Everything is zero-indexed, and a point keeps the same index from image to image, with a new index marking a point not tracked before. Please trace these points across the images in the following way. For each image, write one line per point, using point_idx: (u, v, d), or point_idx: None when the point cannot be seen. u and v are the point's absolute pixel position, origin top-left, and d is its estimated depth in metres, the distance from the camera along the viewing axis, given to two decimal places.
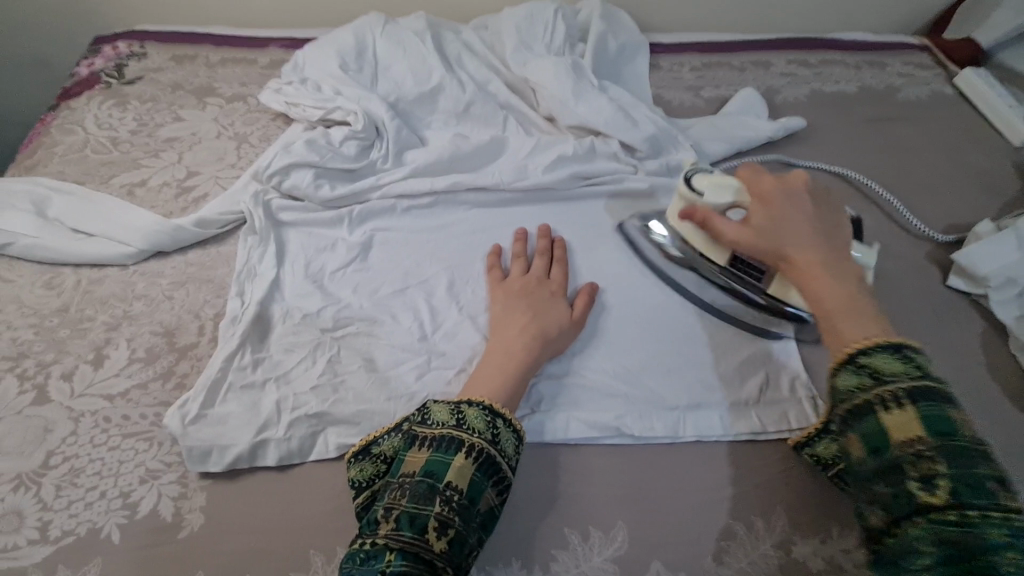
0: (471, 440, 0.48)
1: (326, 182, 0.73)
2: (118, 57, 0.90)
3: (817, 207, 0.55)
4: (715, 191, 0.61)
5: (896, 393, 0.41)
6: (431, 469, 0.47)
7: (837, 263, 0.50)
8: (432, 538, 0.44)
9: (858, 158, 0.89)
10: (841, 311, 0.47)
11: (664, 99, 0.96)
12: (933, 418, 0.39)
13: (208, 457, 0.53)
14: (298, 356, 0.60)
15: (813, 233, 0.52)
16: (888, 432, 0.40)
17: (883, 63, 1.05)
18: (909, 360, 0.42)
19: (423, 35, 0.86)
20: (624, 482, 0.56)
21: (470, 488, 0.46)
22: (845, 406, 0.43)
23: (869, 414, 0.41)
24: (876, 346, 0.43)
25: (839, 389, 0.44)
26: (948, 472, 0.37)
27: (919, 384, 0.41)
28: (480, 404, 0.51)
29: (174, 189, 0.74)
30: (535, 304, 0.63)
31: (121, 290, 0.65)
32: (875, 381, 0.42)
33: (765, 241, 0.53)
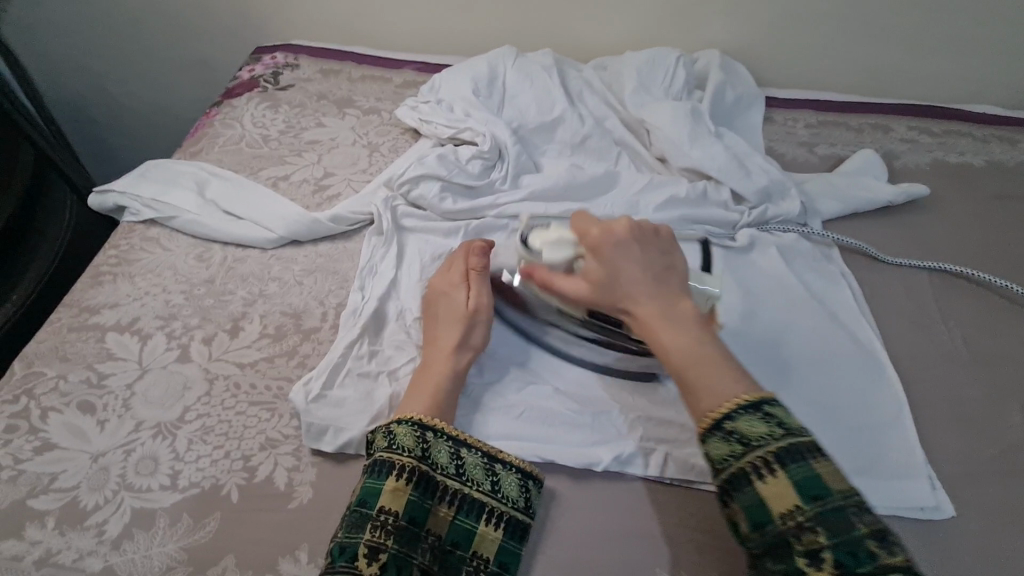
0: (401, 461, 0.51)
1: (449, 196, 0.77)
2: (275, 66, 1.01)
3: (645, 255, 0.56)
4: (553, 249, 0.61)
5: (768, 461, 0.44)
6: (363, 499, 0.50)
7: (674, 310, 0.54)
8: (363, 564, 0.47)
9: (982, 234, 0.85)
10: (689, 366, 0.50)
11: (777, 152, 0.96)
12: (804, 482, 0.43)
13: (323, 435, 0.56)
14: (407, 354, 0.63)
15: (647, 281, 0.55)
16: (769, 504, 0.43)
17: (1015, 139, 1.00)
18: (772, 420, 0.46)
19: (550, 69, 0.91)
20: (719, 531, 0.55)
21: (403, 509, 0.50)
22: (721, 479, 0.46)
23: (747, 486, 0.44)
24: (738, 410, 0.46)
25: (714, 459, 0.46)
26: (829, 544, 0.41)
27: (785, 445, 0.44)
28: (407, 423, 0.53)
29: (312, 187, 0.81)
30: (442, 311, 0.64)
31: (259, 270, 0.71)
32: (744, 448, 0.45)
33: (606, 299, 0.56)
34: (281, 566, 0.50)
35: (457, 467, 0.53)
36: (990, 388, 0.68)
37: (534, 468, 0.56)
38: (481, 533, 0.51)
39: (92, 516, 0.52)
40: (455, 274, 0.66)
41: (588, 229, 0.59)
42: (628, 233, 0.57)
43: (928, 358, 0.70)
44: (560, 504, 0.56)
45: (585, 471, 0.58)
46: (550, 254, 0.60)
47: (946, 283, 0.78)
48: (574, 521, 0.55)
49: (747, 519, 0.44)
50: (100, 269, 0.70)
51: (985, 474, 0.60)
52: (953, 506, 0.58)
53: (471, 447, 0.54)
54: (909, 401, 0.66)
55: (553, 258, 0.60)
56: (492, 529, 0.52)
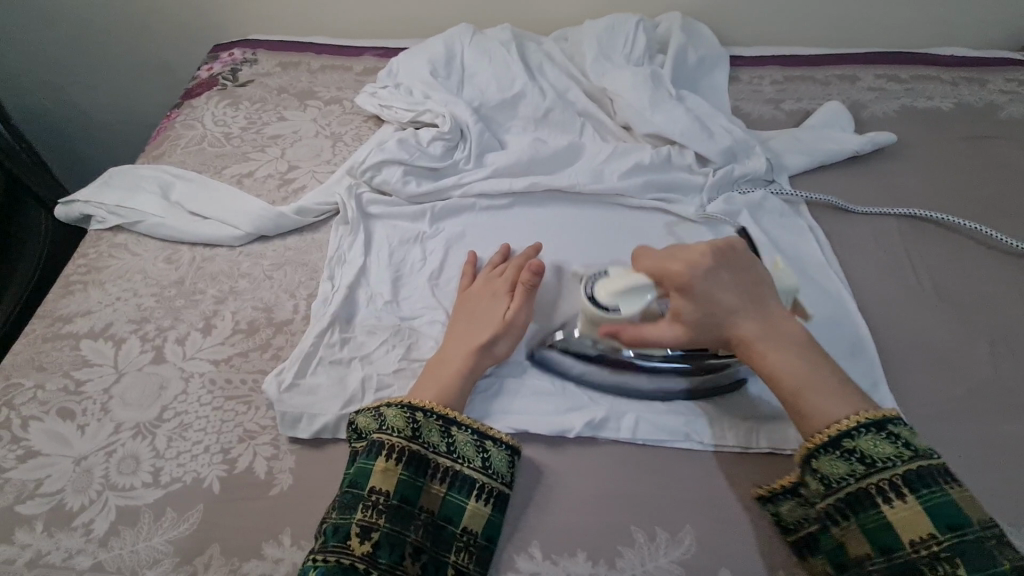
0: (391, 442, 0.52)
1: (413, 179, 0.77)
2: (233, 62, 1.00)
3: (734, 279, 0.57)
4: (626, 301, 0.56)
5: (896, 485, 0.47)
6: (355, 480, 0.51)
7: (777, 331, 0.55)
8: (355, 544, 0.49)
9: (952, 176, 0.85)
10: (805, 389, 0.52)
11: (743, 112, 0.95)
12: (937, 509, 0.46)
13: (298, 422, 0.57)
14: (379, 339, 0.64)
15: (744, 306, 0.56)
16: (898, 529, 0.46)
17: (982, 80, 0.99)
18: (897, 442, 0.48)
19: (508, 45, 0.90)
20: (691, 486, 0.56)
21: (394, 489, 0.51)
22: (841, 500, 0.49)
23: (872, 509, 0.48)
24: (857, 428, 0.49)
25: (829, 478, 0.49)
26: (967, 571, 0.43)
27: (914, 469, 0.47)
28: (397, 405, 0.54)
29: (277, 181, 0.81)
30: (479, 313, 0.63)
31: (229, 268, 0.72)
32: (865, 468, 0.48)
33: (709, 332, 0.56)
34: (265, 550, 0.51)
35: (448, 444, 0.54)
36: (958, 329, 0.68)
37: (513, 439, 0.57)
38: (472, 508, 0.52)
39: (79, 517, 0.53)
40: (503, 283, 0.66)
41: (666, 266, 0.57)
42: (716, 259, 0.58)
43: (899, 305, 0.71)
44: (537, 471, 0.57)
45: (559, 439, 0.59)
46: (626, 306, 0.56)
47: (916, 229, 0.79)
48: (553, 487, 0.56)
49: (871, 543, 0.47)
50: (70, 279, 0.70)
51: (953, 411, 0.62)
52: (921, 444, 0.59)
53: (462, 425, 0.55)
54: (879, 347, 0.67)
55: (631, 308, 0.56)
56: (482, 505, 0.52)
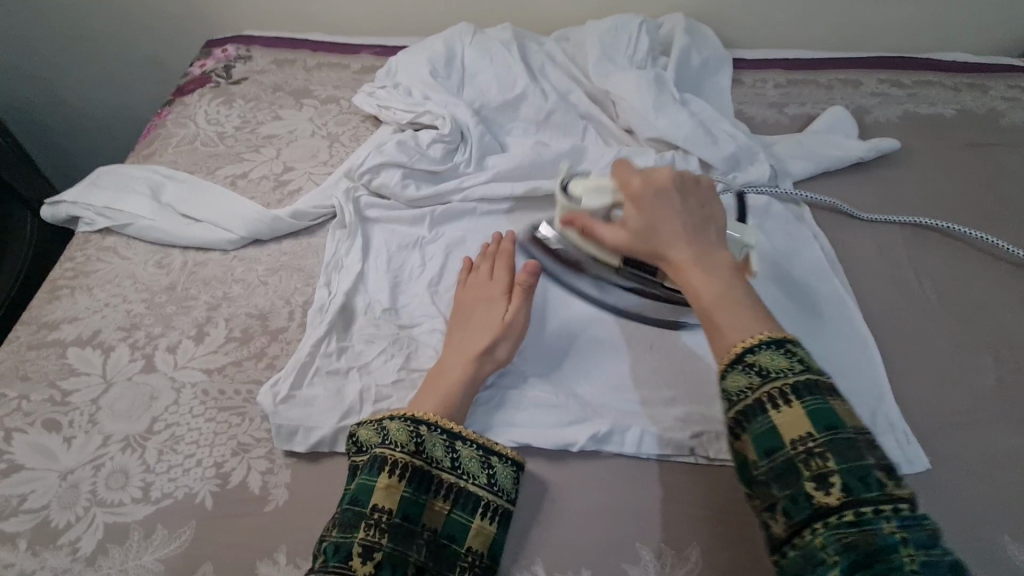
0: (395, 456, 0.51)
1: (412, 183, 0.75)
2: (227, 59, 0.98)
3: (687, 206, 0.55)
4: (589, 197, 0.61)
5: (784, 392, 0.43)
6: (357, 496, 0.49)
7: (710, 256, 0.52)
8: (357, 564, 0.46)
9: (956, 184, 0.85)
10: (718, 306, 0.48)
11: (746, 116, 0.94)
12: (819, 412, 0.41)
13: (294, 435, 0.55)
14: (377, 348, 0.62)
15: (683, 228, 0.53)
16: (781, 433, 0.42)
17: (985, 86, 0.99)
18: (792, 355, 0.44)
19: (510, 44, 0.88)
20: (697, 503, 0.55)
21: (398, 506, 0.49)
22: (735, 410, 0.44)
23: (761, 415, 0.43)
24: (761, 344, 0.45)
25: (729, 390, 0.45)
26: (839, 468, 0.39)
27: (802, 380, 0.43)
28: (400, 418, 0.53)
29: (272, 182, 0.79)
30: (476, 316, 0.62)
31: (222, 273, 0.69)
32: (761, 379, 0.44)
33: (641, 243, 0.54)
34: (259, 569, 0.50)
35: (453, 460, 0.52)
36: (960, 338, 0.68)
37: (517, 454, 0.56)
38: (476, 527, 0.51)
39: (65, 534, 0.51)
40: (497, 283, 0.64)
41: (629, 175, 0.58)
42: (675, 181, 0.56)
43: (904, 314, 0.70)
44: (539, 486, 0.56)
45: (562, 453, 0.58)
46: (588, 202, 0.60)
47: (921, 237, 0.78)
48: (558, 502, 0.55)
49: (756, 447, 0.42)
50: (57, 284, 0.68)
51: (960, 425, 0.61)
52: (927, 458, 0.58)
53: (466, 440, 0.53)
54: (885, 358, 0.66)
55: (591, 206, 0.60)
56: (487, 524, 0.51)
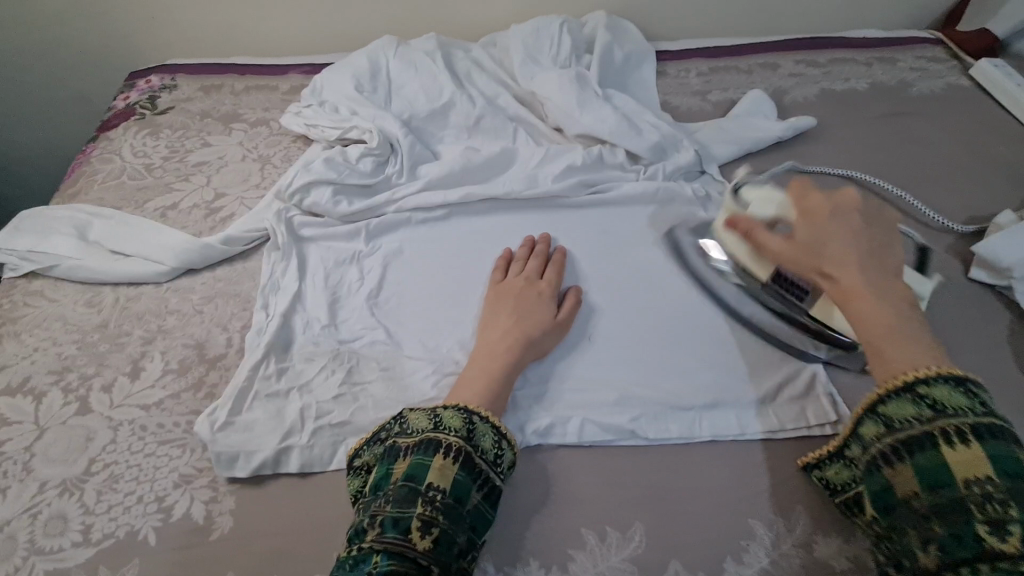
0: (449, 440, 0.50)
1: (344, 199, 0.76)
2: (151, 89, 0.97)
3: (869, 228, 0.51)
4: (760, 209, 0.60)
5: (961, 430, 0.41)
6: (413, 473, 0.48)
7: (887, 282, 0.48)
8: (417, 538, 0.45)
9: (871, 153, 0.89)
10: (887, 338, 0.46)
11: (672, 105, 0.97)
12: (1001, 458, 0.40)
13: (235, 462, 0.55)
14: (318, 366, 0.63)
15: (862, 253, 0.50)
16: (953, 470, 0.41)
17: (895, 59, 1.04)
18: (973, 397, 0.43)
19: (433, 54, 0.89)
20: (637, 483, 0.57)
21: (453, 488, 0.48)
22: (896, 437, 0.44)
23: (928, 449, 0.42)
24: (935, 378, 0.43)
25: (890, 418, 0.45)
26: (1021, 518, 0.37)
27: (983, 422, 0.42)
28: (454, 407, 0.53)
29: (203, 211, 0.79)
30: (527, 308, 0.65)
31: (156, 306, 0.69)
32: (933, 413, 0.43)
33: (805, 257, 0.51)
34: None
35: (498, 454, 0.52)
36: None
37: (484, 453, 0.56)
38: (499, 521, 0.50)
39: None
40: (546, 285, 0.67)
41: (813, 195, 0.54)
42: (857, 201, 0.53)
43: None
44: None
45: None
46: (758, 215, 0.60)
47: None
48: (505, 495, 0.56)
49: (918, 479, 0.42)
50: None
51: None
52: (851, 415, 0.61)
53: (511, 440, 0.54)
54: None
55: (759, 216, 0.60)
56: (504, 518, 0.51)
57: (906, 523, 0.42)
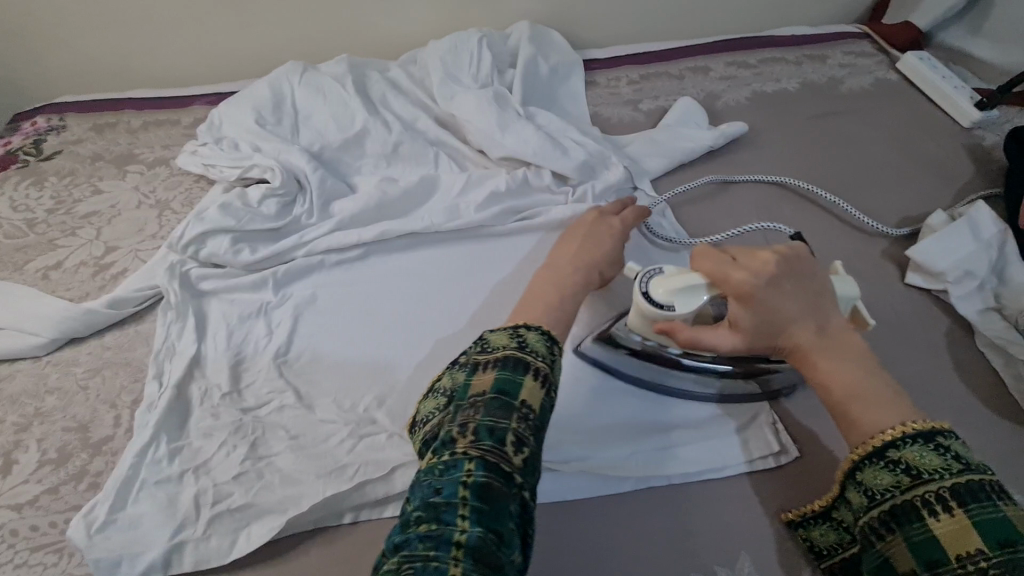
0: (536, 362, 0.45)
1: (245, 246, 0.69)
2: (37, 132, 0.88)
3: (798, 288, 0.50)
4: (685, 297, 0.52)
5: (943, 497, 0.39)
6: (503, 387, 0.43)
7: (838, 345, 0.48)
8: (511, 452, 0.40)
9: (804, 156, 0.87)
10: (854, 400, 0.45)
11: (602, 117, 0.93)
12: (989, 524, 0.37)
13: (118, 567, 0.49)
14: (217, 442, 0.56)
15: (804, 321, 0.49)
16: (944, 545, 0.38)
17: (824, 56, 1.03)
18: (945, 452, 0.40)
19: (343, 78, 0.83)
20: (576, 542, 0.52)
21: (542, 410, 0.43)
22: (880, 509, 0.41)
23: (916, 523, 0.39)
24: (905, 438, 0.41)
25: (870, 488, 0.42)
26: None
27: (964, 482, 0.39)
28: (539, 330, 0.48)
29: (91, 268, 0.71)
30: (598, 238, 0.64)
31: (33, 385, 0.61)
32: (912, 480, 0.40)
33: (761, 342, 0.50)
34: None
35: None
36: None
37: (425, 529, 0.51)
38: None
39: None
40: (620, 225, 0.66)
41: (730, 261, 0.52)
42: (778, 268, 0.51)
43: None
44: None
45: None
46: (683, 305, 0.52)
47: (773, 214, 0.79)
48: None
49: (913, 557, 0.39)
50: None
51: None
52: (794, 443, 0.59)
53: None
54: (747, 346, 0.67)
55: (688, 308, 0.52)
56: None
57: None
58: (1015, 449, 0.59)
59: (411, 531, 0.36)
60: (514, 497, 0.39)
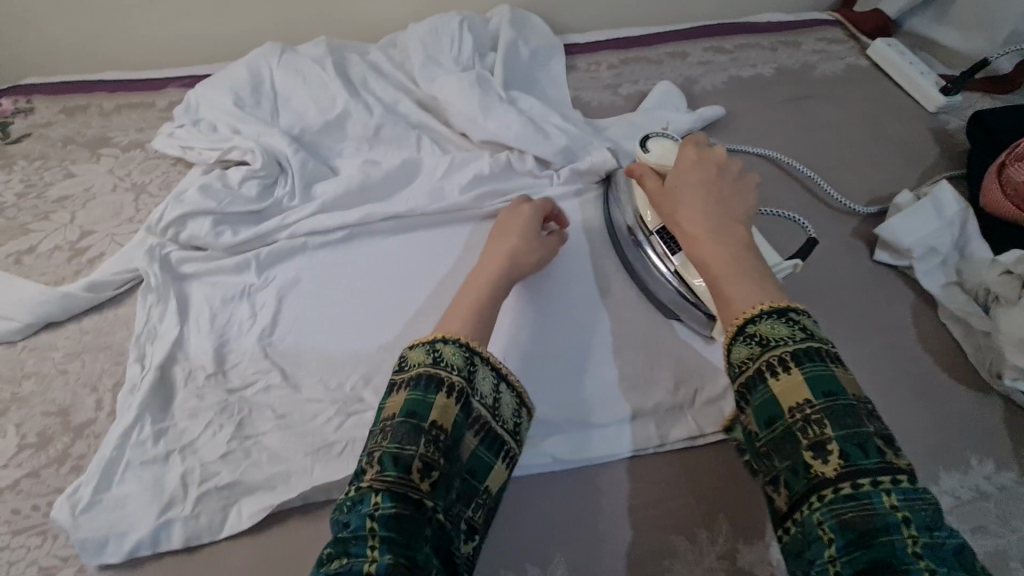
0: (450, 379, 0.46)
1: (227, 229, 0.69)
2: (3, 115, 0.85)
3: (721, 181, 0.56)
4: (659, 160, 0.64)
5: (783, 360, 0.43)
6: (413, 410, 0.44)
7: (730, 231, 0.52)
8: (418, 478, 0.42)
9: (779, 139, 0.89)
10: (721, 271, 0.50)
11: (583, 101, 0.94)
12: (817, 379, 0.42)
13: (105, 546, 0.49)
14: (202, 422, 0.56)
15: (708, 205, 0.54)
16: (780, 402, 0.42)
17: (797, 42, 1.05)
18: (794, 325, 0.44)
19: (322, 60, 0.83)
20: (558, 512, 0.54)
21: (453, 429, 0.45)
22: (741, 382, 0.45)
23: (762, 387, 0.43)
24: (761, 314, 0.45)
25: (733, 363, 0.45)
26: (836, 436, 0.39)
27: (805, 346, 0.43)
28: (454, 341, 0.49)
29: (66, 253, 0.70)
30: (521, 235, 0.65)
31: (9, 371, 0.60)
32: (763, 348, 0.44)
33: (668, 210, 0.57)
34: None
35: (495, 399, 0.49)
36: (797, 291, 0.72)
37: None
38: (497, 470, 0.47)
39: None
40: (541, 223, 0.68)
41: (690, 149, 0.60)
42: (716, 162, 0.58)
43: None
44: None
45: None
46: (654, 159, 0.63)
47: None
48: None
49: (758, 419, 0.43)
50: None
51: None
52: None
53: (507, 381, 0.51)
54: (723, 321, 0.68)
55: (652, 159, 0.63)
56: (504, 468, 0.48)
57: (757, 463, 0.44)
58: (973, 414, 0.62)
59: (324, 567, 0.39)
60: (426, 523, 0.41)
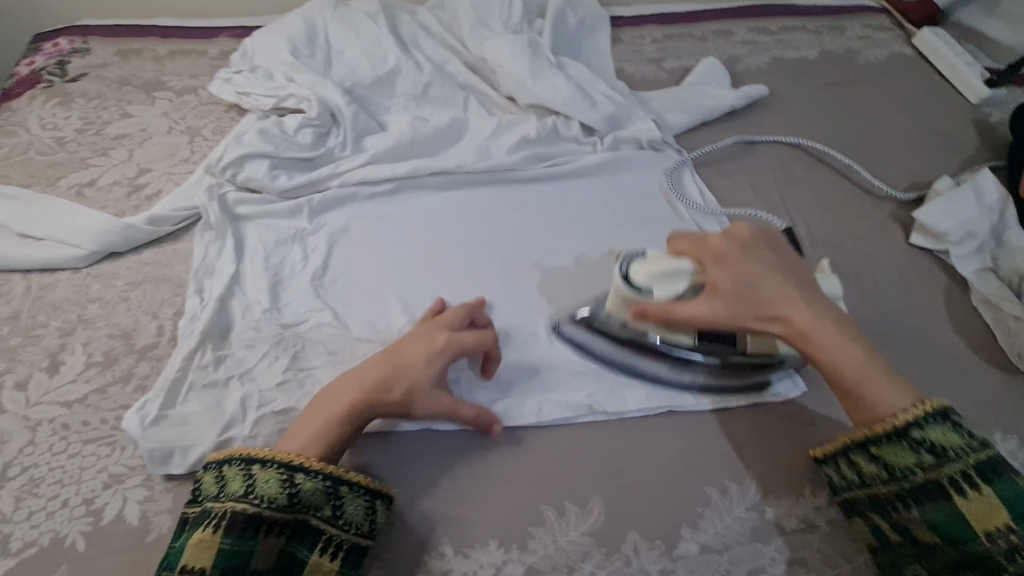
0: (218, 508, 0.46)
1: (282, 173, 0.71)
2: (60, 54, 0.87)
3: (775, 263, 0.55)
4: (662, 281, 0.55)
5: (963, 476, 0.46)
6: (169, 562, 0.45)
7: (829, 319, 0.53)
8: None
9: (820, 122, 0.90)
10: (862, 377, 0.50)
11: (627, 73, 0.95)
12: (1010, 497, 0.45)
13: (170, 458, 0.52)
14: (259, 352, 0.59)
15: (793, 293, 0.53)
16: (968, 520, 0.45)
17: (843, 27, 1.05)
18: (962, 431, 0.48)
19: (376, 16, 0.84)
20: (596, 457, 0.56)
21: (216, 560, 0.44)
22: (909, 489, 0.48)
23: (941, 499, 0.47)
24: (924, 419, 0.48)
25: (895, 468, 0.48)
26: None
27: (982, 461, 0.46)
28: (228, 462, 0.48)
29: (125, 188, 0.72)
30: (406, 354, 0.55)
31: (75, 294, 0.63)
32: (934, 459, 0.47)
33: (749, 314, 0.53)
34: None
35: (290, 494, 0.47)
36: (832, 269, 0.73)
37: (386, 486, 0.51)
38: (316, 562, 0.47)
39: None
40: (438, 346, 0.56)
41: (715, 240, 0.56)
42: (755, 245, 0.56)
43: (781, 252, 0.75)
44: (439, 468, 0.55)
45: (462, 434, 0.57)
46: (660, 287, 0.55)
47: (789, 173, 0.83)
48: (458, 479, 0.54)
49: (935, 530, 0.46)
50: None
51: None
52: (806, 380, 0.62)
53: (309, 472, 0.48)
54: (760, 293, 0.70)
55: (665, 289, 0.55)
56: (328, 559, 0.48)
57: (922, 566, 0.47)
58: (1002, 393, 0.64)
59: None
60: None
